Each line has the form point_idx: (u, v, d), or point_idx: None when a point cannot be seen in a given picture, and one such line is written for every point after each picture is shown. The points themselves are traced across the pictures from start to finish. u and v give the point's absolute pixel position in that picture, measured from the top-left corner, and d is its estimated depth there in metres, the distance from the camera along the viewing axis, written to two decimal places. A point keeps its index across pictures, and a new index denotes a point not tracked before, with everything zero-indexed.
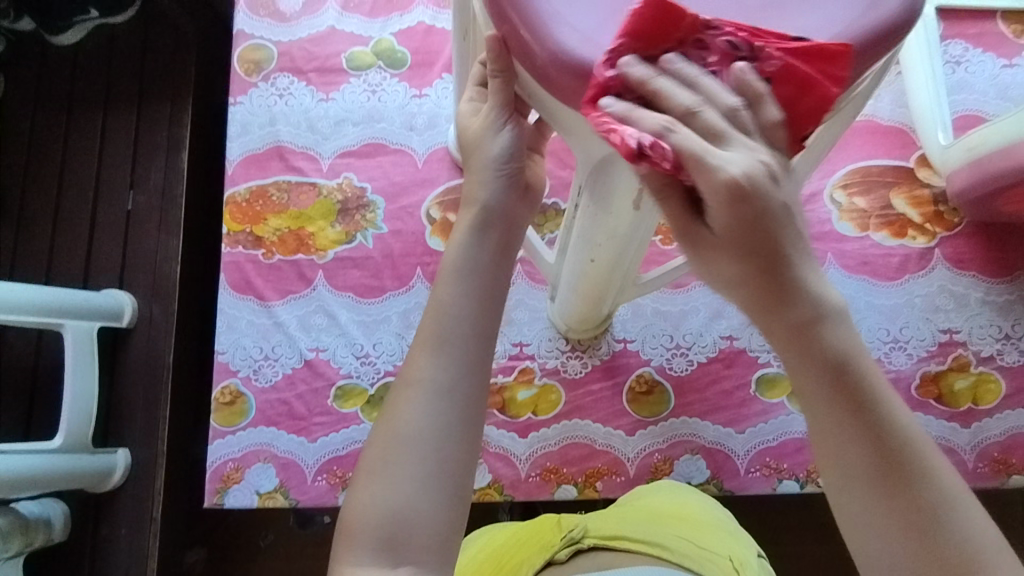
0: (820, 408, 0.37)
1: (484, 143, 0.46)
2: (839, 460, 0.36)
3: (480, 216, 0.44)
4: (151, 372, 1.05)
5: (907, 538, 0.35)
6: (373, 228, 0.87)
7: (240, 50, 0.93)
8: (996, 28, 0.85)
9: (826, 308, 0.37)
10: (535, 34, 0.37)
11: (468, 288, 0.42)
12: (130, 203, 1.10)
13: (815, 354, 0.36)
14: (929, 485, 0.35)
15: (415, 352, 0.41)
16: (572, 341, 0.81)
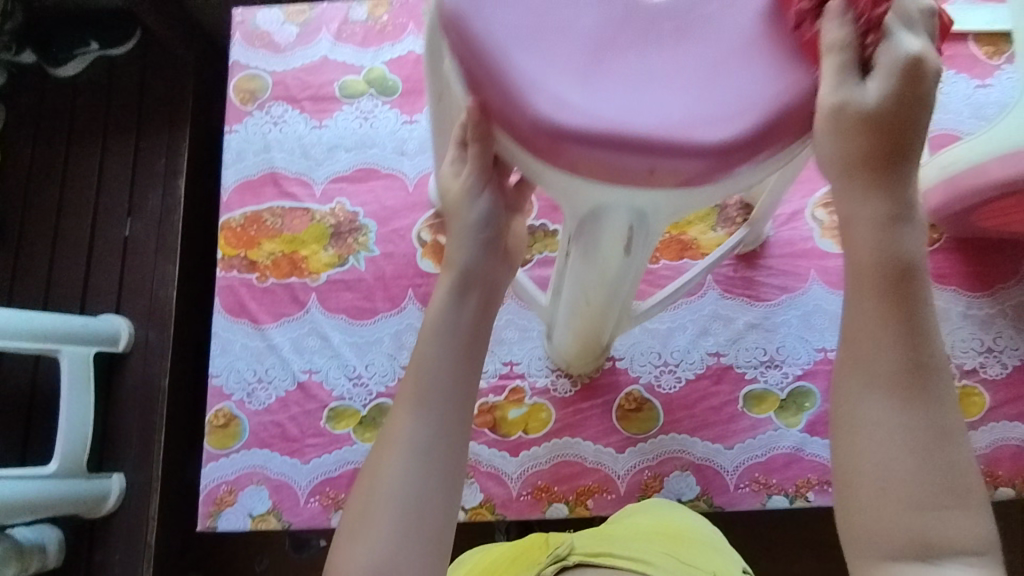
0: (875, 305, 0.37)
1: (464, 210, 0.52)
2: (875, 360, 0.37)
3: (459, 280, 0.53)
4: (148, 396, 1.06)
5: (912, 446, 0.36)
6: (366, 251, 0.89)
7: (236, 80, 0.95)
8: (969, 50, 0.88)
9: (913, 211, 0.38)
10: (511, 104, 0.40)
11: (446, 350, 0.52)
12: (127, 229, 1.12)
13: (896, 251, 0.37)
14: (943, 404, 0.37)
15: (396, 415, 0.50)
16: (573, 376, 0.81)
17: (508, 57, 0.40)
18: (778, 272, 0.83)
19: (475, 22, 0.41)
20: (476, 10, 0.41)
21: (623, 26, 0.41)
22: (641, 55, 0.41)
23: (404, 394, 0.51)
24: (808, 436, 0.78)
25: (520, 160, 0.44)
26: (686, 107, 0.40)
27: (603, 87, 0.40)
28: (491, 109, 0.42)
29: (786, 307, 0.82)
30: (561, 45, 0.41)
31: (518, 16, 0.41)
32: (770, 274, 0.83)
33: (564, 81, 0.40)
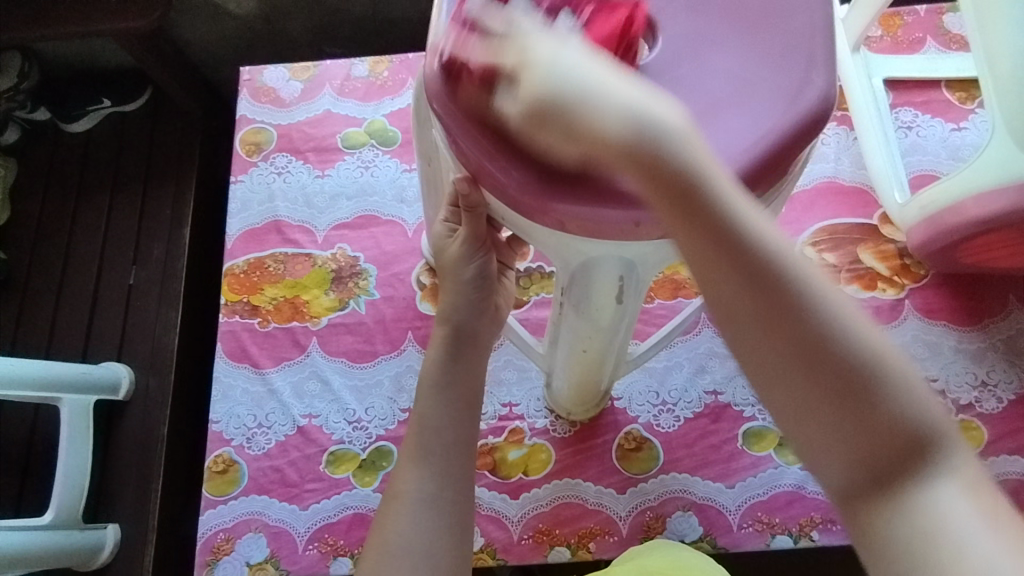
0: (685, 239, 0.36)
1: (457, 271, 0.56)
2: (719, 298, 0.37)
3: (454, 336, 0.58)
4: (147, 443, 1.05)
5: (792, 354, 0.36)
6: (366, 295, 0.90)
7: (243, 133, 1.00)
8: (942, 96, 0.92)
9: (649, 133, 0.36)
10: (500, 168, 0.43)
11: (448, 401, 0.57)
12: (132, 278, 1.14)
13: (657, 175, 0.36)
14: (803, 305, 0.36)
15: (401, 470, 0.54)
16: (575, 424, 0.82)
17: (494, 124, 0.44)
18: None
19: (462, 94, 0.44)
20: (461, 83, 0.45)
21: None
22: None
23: (406, 451, 0.56)
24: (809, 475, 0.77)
25: (512, 218, 0.47)
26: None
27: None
28: (481, 173, 0.45)
29: None
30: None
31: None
32: None
33: None
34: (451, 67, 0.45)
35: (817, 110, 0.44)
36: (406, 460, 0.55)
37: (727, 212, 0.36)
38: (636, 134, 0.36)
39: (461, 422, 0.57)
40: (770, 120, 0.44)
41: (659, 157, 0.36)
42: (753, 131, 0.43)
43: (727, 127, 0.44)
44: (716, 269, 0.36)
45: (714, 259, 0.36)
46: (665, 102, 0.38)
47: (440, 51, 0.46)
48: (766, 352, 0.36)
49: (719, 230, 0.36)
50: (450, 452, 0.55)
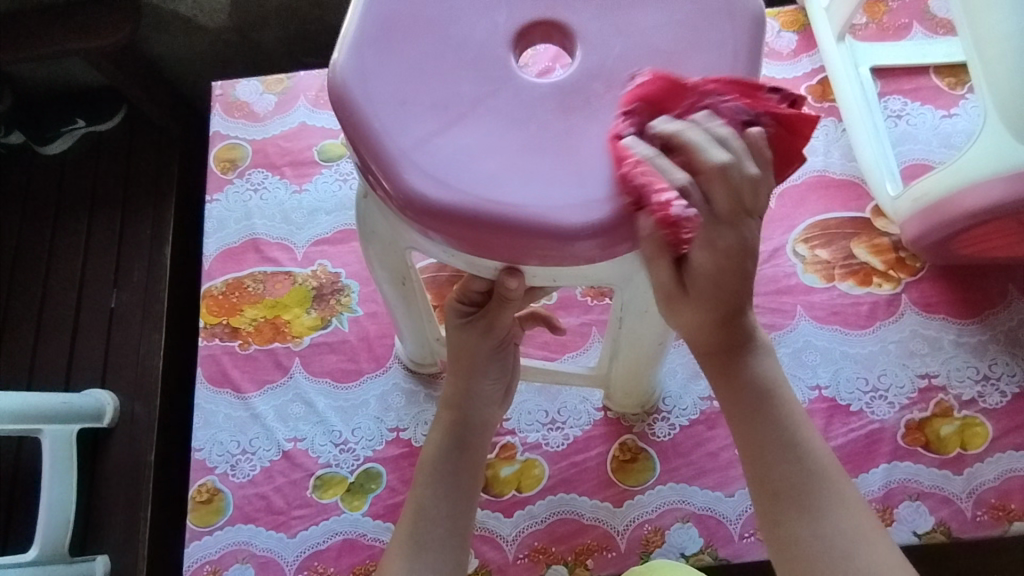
0: (760, 424, 0.49)
1: (483, 356, 0.64)
2: (774, 474, 0.49)
3: (458, 420, 0.64)
4: (134, 470, 1.03)
5: (810, 529, 0.47)
6: (349, 312, 0.88)
7: (217, 150, 0.97)
8: (931, 82, 0.90)
9: (754, 342, 0.50)
10: (547, 239, 0.44)
11: (443, 489, 0.61)
12: (114, 300, 1.11)
13: (745, 376, 0.50)
14: (825, 511, 0.48)
15: (394, 562, 0.57)
16: (616, 413, 0.80)
17: (512, 205, 0.44)
18: (762, 310, 0.82)
19: (455, 195, 0.44)
20: (444, 184, 0.44)
21: (563, 106, 0.46)
22: (593, 125, 0.46)
23: (400, 542, 0.59)
24: None
25: (566, 274, 0.49)
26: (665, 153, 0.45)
27: (595, 171, 0.45)
28: (527, 255, 0.45)
29: (775, 346, 0.81)
30: (533, 161, 0.45)
31: (482, 162, 0.45)
32: (756, 312, 0.82)
33: (566, 186, 0.44)
34: (421, 178, 0.45)
35: (755, 34, 0.47)
36: (398, 550, 0.58)
37: (791, 420, 0.50)
38: (740, 313, 0.48)
39: (455, 512, 0.60)
40: (720, 70, 0.46)
41: (742, 343, 0.50)
42: (713, 69, 0.46)
43: None
44: (785, 450, 0.49)
45: (763, 441, 0.49)
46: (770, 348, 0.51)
47: (406, 166, 0.45)
48: (774, 483, 0.49)
49: (772, 395, 0.50)
50: (447, 543, 0.59)
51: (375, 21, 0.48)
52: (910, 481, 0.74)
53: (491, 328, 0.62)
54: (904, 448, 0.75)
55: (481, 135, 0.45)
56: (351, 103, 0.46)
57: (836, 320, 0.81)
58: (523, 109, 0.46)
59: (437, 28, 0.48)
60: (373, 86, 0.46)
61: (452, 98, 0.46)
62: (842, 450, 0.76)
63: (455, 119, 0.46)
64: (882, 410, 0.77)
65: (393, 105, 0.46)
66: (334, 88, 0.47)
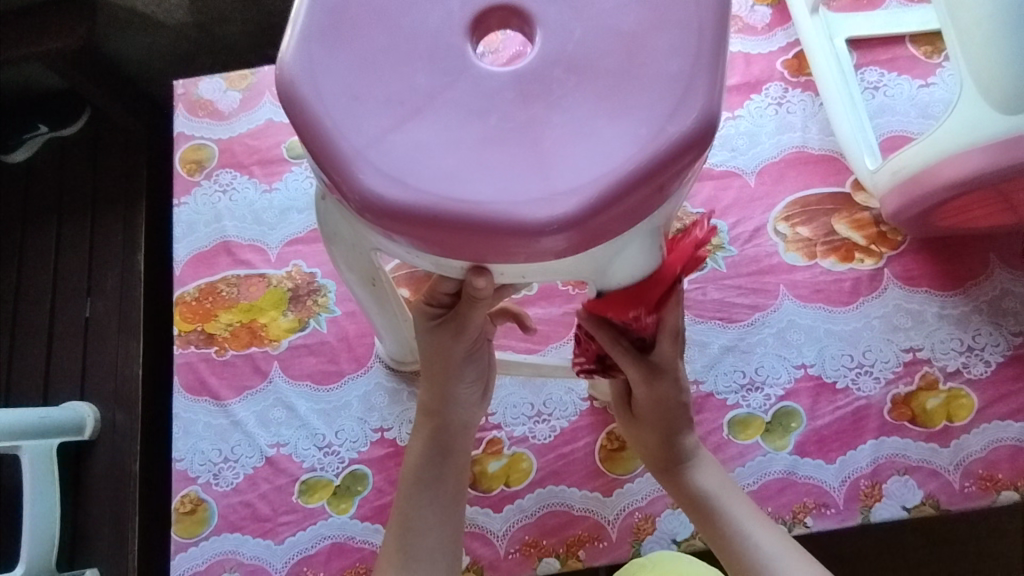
0: (712, 525, 0.63)
1: (458, 358, 0.62)
2: (733, 561, 0.61)
3: (437, 425, 0.64)
4: (118, 483, 1.00)
5: None
6: (327, 312, 0.86)
7: (182, 151, 0.94)
8: (907, 52, 0.89)
9: (692, 463, 0.67)
10: (511, 236, 0.42)
11: (424, 495, 0.62)
12: (88, 309, 1.08)
13: (691, 490, 0.65)
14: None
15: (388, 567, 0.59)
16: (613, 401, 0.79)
17: (474, 200, 0.42)
18: (745, 291, 0.82)
19: (413, 194, 0.42)
20: (402, 182, 0.42)
21: (523, 96, 0.44)
22: (554, 115, 0.44)
23: (389, 552, 0.60)
24: (800, 459, 0.74)
25: (535, 270, 0.47)
26: (632, 141, 0.43)
27: (558, 162, 0.43)
28: (493, 254, 0.43)
29: (759, 327, 0.80)
30: (492, 154, 0.43)
31: (440, 158, 0.43)
32: (739, 294, 0.82)
33: (529, 179, 0.42)
34: (376, 177, 0.43)
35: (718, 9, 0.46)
36: (389, 562, 0.60)
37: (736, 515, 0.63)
38: (674, 436, 0.67)
39: (445, 517, 0.62)
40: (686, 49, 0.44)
41: (681, 460, 0.67)
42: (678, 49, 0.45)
43: (654, 69, 0.44)
44: (733, 543, 0.61)
45: (719, 537, 0.62)
46: (717, 467, 0.68)
47: (361, 166, 0.43)
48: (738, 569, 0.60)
49: (713, 501, 0.64)
50: (435, 549, 0.61)
51: (323, 16, 0.46)
52: (898, 456, 0.74)
53: (463, 330, 0.59)
54: (891, 423, 0.75)
55: (438, 129, 0.43)
56: (301, 102, 0.44)
57: (820, 298, 0.81)
58: (481, 99, 0.44)
59: (389, 19, 0.46)
60: (324, 84, 0.44)
61: (407, 92, 0.44)
62: (829, 428, 0.75)
63: (410, 114, 0.44)
64: (868, 386, 0.77)
65: (345, 101, 0.44)
66: (284, 87, 0.45)
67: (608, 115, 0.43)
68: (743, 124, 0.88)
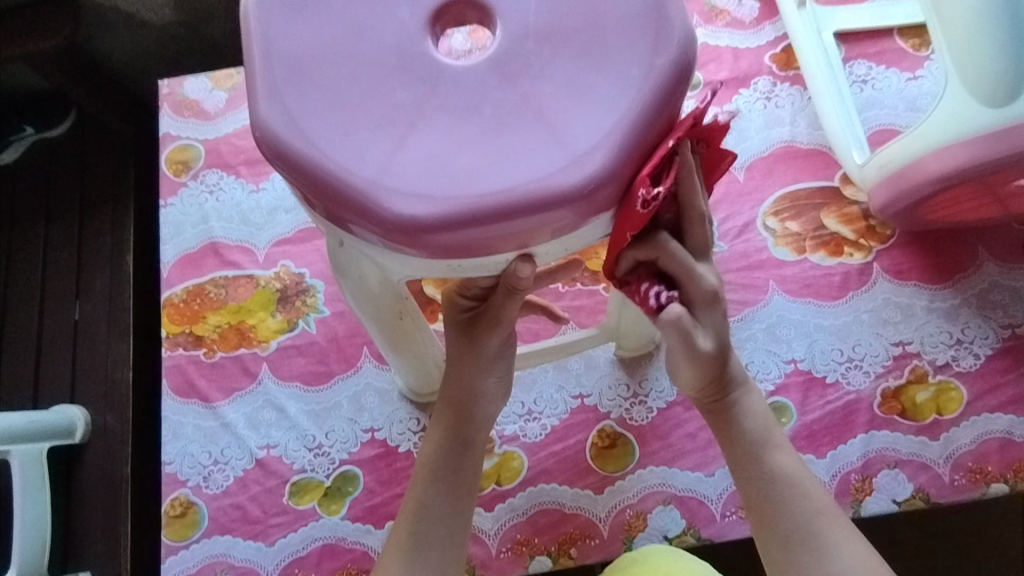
0: (753, 465, 0.59)
1: (493, 351, 0.62)
2: (770, 509, 0.58)
3: (460, 417, 0.63)
4: (109, 486, 1.00)
5: (798, 550, 0.57)
6: (315, 313, 0.86)
7: (168, 152, 0.93)
8: (895, 45, 0.88)
9: (740, 396, 0.61)
10: (564, 209, 0.41)
11: (443, 489, 0.61)
12: (77, 312, 1.07)
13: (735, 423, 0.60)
14: (815, 537, 0.57)
15: (398, 560, 0.58)
16: (633, 388, 0.79)
17: (503, 187, 0.41)
18: (735, 287, 0.82)
19: (442, 206, 0.41)
20: (426, 197, 0.41)
21: (506, 77, 0.44)
22: (543, 84, 0.43)
23: (401, 541, 0.59)
24: None
25: (576, 241, 0.46)
26: (628, 84, 0.43)
27: (568, 126, 0.42)
28: (536, 236, 0.42)
29: (749, 323, 0.80)
30: (499, 142, 0.42)
31: (454, 162, 0.42)
32: (729, 290, 0.82)
33: (547, 148, 0.42)
34: (402, 200, 0.41)
35: None
36: (399, 549, 0.59)
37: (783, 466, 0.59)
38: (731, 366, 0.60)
39: (456, 504, 0.61)
40: None
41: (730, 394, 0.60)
42: None
43: (621, 19, 0.44)
44: (778, 493, 0.58)
45: (757, 483, 0.59)
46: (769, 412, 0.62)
47: (385, 191, 0.42)
48: (772, 518, 0.58)
49: (761, 445, 0.60)
50: (447, 539, 0.60)
51: (279, 66, 0.45)
52: (888, 449, 0.74)
53: (498, 319, 0.59)
54: (881, 417, 0.75)
55: (439, 135, 0.43)
56: (292, 153, 0.43)
57: (809, 293, 0.80)
58: (469, 94, 0.43)
59: (344, 48, 0.45)
60: (307, 127, 0.43)
61: (393, 111, 0.43)
62: (819, 423, 0.75)
63: (406, 130, 0.43)
64: (858, 380, 0.77)
65: (336, 139, 0.43)
66: (271, 146, 0.43)
67: (594, 72, 0.43)
68: (732, 119, 0.88)
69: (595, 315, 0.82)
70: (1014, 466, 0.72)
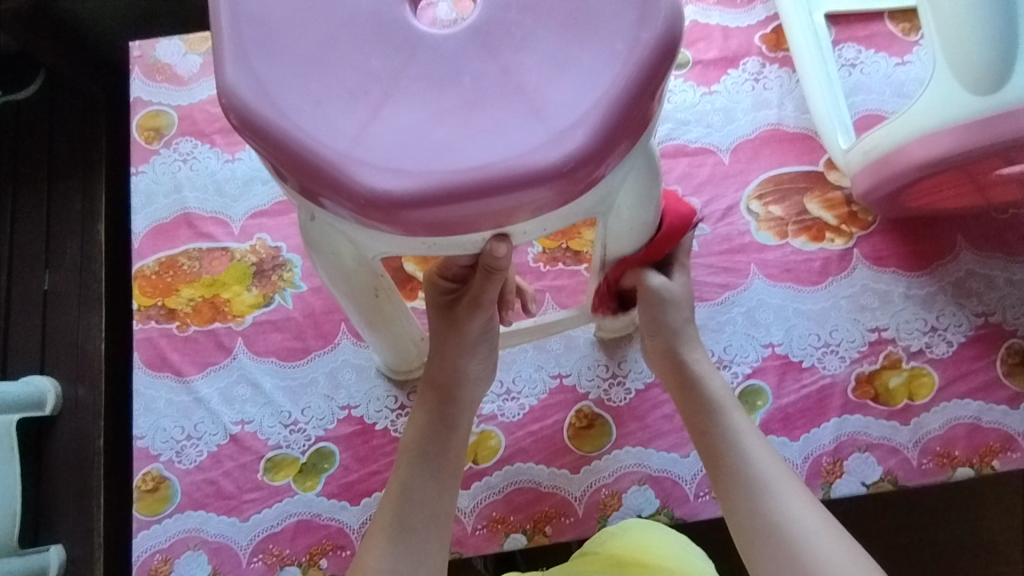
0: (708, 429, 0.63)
1: (475, 334, 0.62)
2: (726, 470, 0.61)
3: (445, 399, 0.63)
4: (81, 460, 0.98)
5: (753, 508, 0.58)
6: (292, 288, 0.84)
7: (139, 118, 0.90)
8: (885, 29, 0.88)
9: (698, 371, 0.67)
10: (544, 187, 0.40)
11: (428, 470, 0.60)
12: (47, 282, 1.04)
13: (693, 396, 0.66)
14: (770, 496, 0.58)
15: (379, 543, 0.57)
16: (612, 368, 0.79)
17: (480, 164, 0.40)
18: (716, 270, 0.81)
19: (418, 181, 0.40)
20: (401, 171, 0.40)
21: (486, 48, 0.42)
22: (524, 56, 0.42)
23: (384, 524, 0.58)
24: (764, 436, 0.75)
25: (554, 221, 0.44)
26: (612, 58, 0.41)
27: (549, 100, 0.41)
28: (514, 214, 0.41)
29: (728, 306, 0.80)
30: (476, 115, 0.41)
31: (431, 136, 0.40)
32: (710, 273, 0.81)
33: (526, 122, 0.40)
34: (375, 174, 0.40)
35: None
36: (383, 531, 0.58)
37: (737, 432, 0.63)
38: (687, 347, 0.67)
39: (442, 485, 0.60)
40: None
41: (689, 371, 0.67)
42: None
43: None
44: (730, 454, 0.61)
45: (712, 447, 0.63)
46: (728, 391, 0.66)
47: (358, 164, 0.40)
48: (728, 480, 0.60)
49: (717, 412, 0.64)
50: (431, 520, 0.58)
51: (248, 30, 0.43)
52: (860, 433, 0.75)
53: (479, 300, 0.59)
54: (855, 401, 0.76)
55: (416, 107, 0.41)
56: (261, 121, 0.41)
57: (789, 277, 0.81)
58: (447, 64, 0.42)
59: (317, 12, 0.43)
60: (276, 95, 0.41)
61: (368, 80, 0.42)
62: (794, 406, 0.76)
63: (381, 101, 0.41)
64: (833, 364, 0.77)
65: (308, 108, 0.41)
66: (239, 114, 0.42)
67: (578, 45, 0.42)
68: (719, 100, 0.87)
69: (576, 295, 0.81)
70: (981, 451, 0.74)
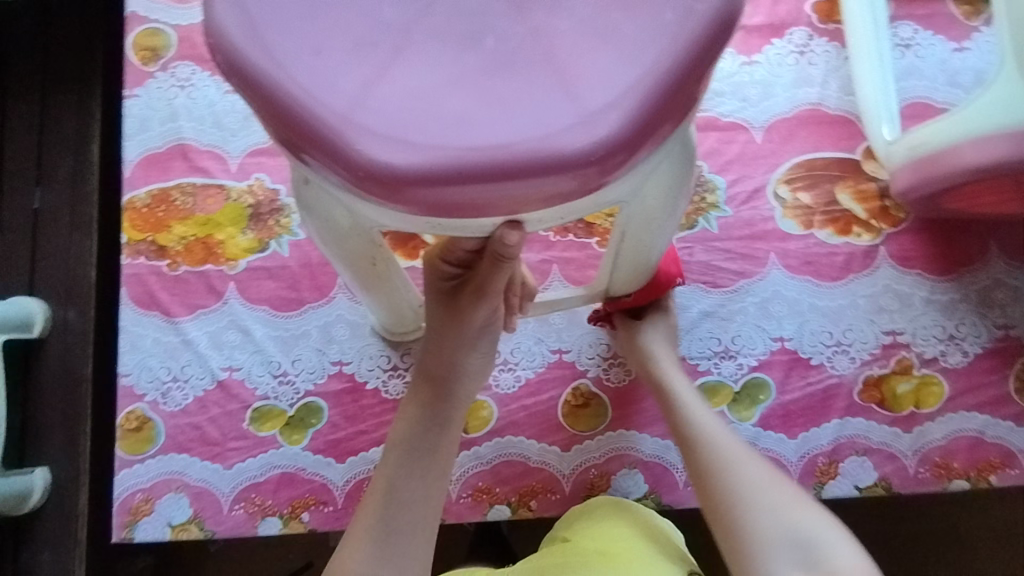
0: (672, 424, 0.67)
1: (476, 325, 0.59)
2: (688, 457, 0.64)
3: (439, 393, 0.60)
4: (71, 386, 0.94)
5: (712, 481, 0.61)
6: (289, 235, 0.80)
7: (135, 36, 0.84)
8: (947, 10, 0.81)
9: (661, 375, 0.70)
10: (566, 174, 0.36)
11: (415, 468, 0.58)
12: (37, 200, 0.98)
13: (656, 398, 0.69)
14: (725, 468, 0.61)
15: (361, 544, 0.56)
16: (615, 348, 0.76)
17: (494, 142, 0.35)
18: (733, 256, 0.77)
19: (423, 156, 0.35)
20: (403, 142, 0.35)
21: (516, 6, 0.38)
22: (557, 19, 0.37)
23: (369, 525, 0.57)
24: (761, 432, 0.73)
25: (574, 211, 0.40)
26: (659, 29, 0.37)
27: (581, 73, 0.36)
28: (528, 202, 0.37)
29: (742, 295, 0.77)
30: (496, 83, 0.36)
31: (442, 103, 0.36)
32: (726, 258, 0.77)
33: (552, 96, 0.36)
34: (375, 142, 0.36)
35: None
36: (367, 529, 0.56)
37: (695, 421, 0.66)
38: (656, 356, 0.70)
39: (431, 485, 0.58)
40: None
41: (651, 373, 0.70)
42: None
43: None
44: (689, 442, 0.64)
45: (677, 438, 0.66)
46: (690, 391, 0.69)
47: (357, 129, 0.36)
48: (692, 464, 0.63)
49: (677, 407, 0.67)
50: (416, 518, 0.57)
51: None
52: (859, 437, 0.73)
53: (484, 289, 0.56)
54: (859, 404, 0.74)
55: (429, 68, 0.37)
56: (253, 69, 0.37)
57: (809, 270, 0.77)
58: (469, 21, 0.37)
59: None
60: (274, 40, 0.37)
61: (379, 31, 0.37)
62: (796, 403, 0.74)
63: (392, 58, 0.37)
64: (843, 364, 0.75)
65: (307, 58, 0.37)
66: (230, 58, 0.37)
67: (620, 12, 0.37)
68: (758, 72, 0.81)
69: (584, 270, 0.77)
70: (979, 465, 0.72)
